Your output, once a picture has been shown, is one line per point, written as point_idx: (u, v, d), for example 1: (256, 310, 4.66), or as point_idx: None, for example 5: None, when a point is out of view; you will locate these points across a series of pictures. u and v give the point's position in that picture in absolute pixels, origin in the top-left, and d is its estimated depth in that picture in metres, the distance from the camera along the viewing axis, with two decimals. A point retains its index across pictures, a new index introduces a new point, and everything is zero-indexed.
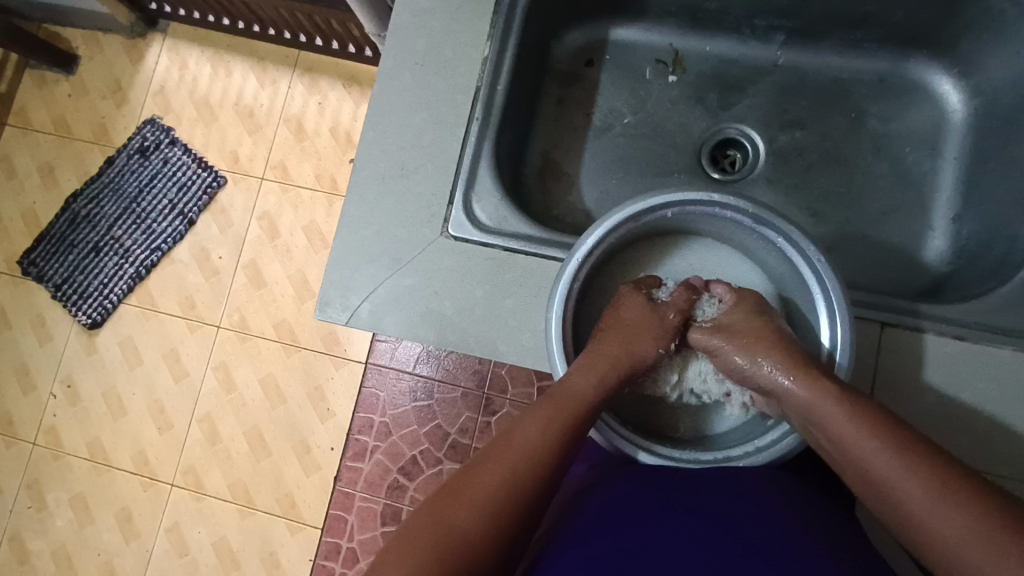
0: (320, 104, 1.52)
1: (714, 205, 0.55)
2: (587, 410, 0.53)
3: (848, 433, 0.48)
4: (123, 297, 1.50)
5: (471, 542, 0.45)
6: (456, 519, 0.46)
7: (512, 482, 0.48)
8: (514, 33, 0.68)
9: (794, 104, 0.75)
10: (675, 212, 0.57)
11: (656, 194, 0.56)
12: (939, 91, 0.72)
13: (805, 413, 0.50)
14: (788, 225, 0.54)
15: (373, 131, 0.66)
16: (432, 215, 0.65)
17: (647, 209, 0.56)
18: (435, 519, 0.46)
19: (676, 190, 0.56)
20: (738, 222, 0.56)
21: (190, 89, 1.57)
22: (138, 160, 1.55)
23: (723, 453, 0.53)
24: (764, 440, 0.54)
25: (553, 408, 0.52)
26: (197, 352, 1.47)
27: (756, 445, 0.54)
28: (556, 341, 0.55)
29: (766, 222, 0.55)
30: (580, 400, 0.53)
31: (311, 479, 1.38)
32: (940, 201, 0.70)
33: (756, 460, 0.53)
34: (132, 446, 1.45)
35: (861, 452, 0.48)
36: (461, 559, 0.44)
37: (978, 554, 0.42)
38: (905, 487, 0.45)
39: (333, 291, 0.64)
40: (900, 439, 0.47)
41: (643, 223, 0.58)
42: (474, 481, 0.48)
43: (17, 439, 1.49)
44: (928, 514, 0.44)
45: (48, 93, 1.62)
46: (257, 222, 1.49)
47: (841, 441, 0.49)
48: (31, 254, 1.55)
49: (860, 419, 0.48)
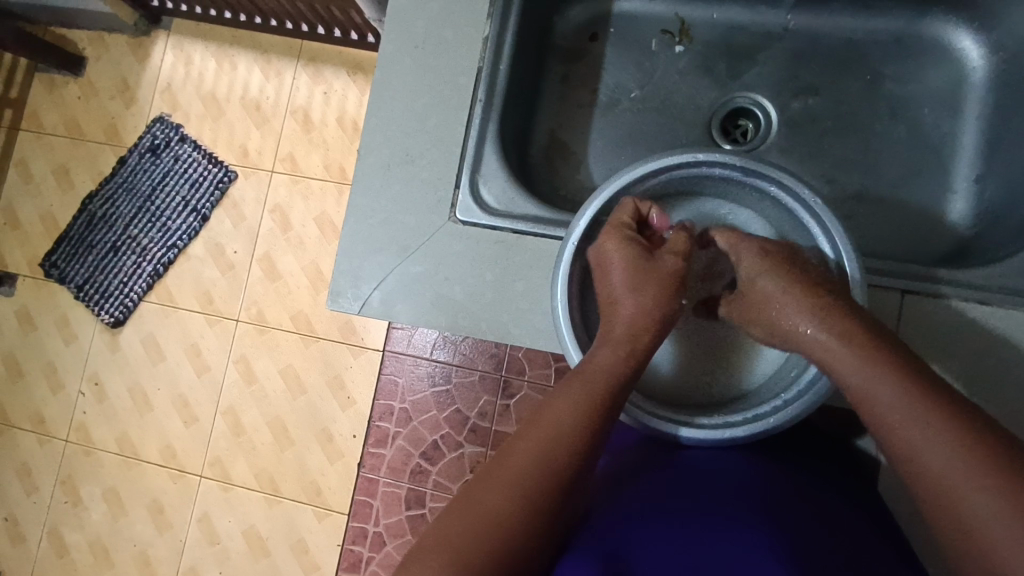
0: (325, 93, 1.53)
1: (700, 165, 0.55)
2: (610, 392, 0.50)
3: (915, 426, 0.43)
4: (142, 295, 1.54)
5: (517, 526, 0.43)
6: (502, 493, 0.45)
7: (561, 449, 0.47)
8: (515, 10, 0.66)
9: (805, 69, 0.73)
10: (663, 179, 0.57)
11: (641, 163, 0.55)
12: (957, 47, 0.69)
13: (862, 400, 0.46)
14: (780, 172, 0.53)
15: (376, 119, 0.66)
16: (439, 200, 0.64)
17: (633, 181, 0.56)
18: (479, 506, 0.44)
19: (659, 157, 0.55)
20: (727, 177, 0.56)
21: (197, 85, 1.59)
22: (149, 159, 1.57)
23: (752, 412, 0.52)
24: (791, 392, 0.52)
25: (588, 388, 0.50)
26: (218, 346, 1.50)
27: (782, 399, 0.52)
28: (562, 317, 0.54)
29: (754, 172, 0.54)
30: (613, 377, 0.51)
31: (335, 467, 1.40)
32: (961, 163, 0.68)
33: (787, 414, 0.51)
34: (159, 440, 1.49)
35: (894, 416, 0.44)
36: (503, 541, 0.43)
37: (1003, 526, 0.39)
38: (934, 448, 0.42)
39: (344, 281, 0.64)
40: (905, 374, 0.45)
41: (633, 196, 0.58)
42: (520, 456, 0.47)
43: (49, 437, 1.53)
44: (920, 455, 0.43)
45: (58, 96, 1.64)
46: (270, 215, 1.51)
47: (907, 440, 0.43)
48: (52, 256, 1.58)
49: (905, 384, 0.45)
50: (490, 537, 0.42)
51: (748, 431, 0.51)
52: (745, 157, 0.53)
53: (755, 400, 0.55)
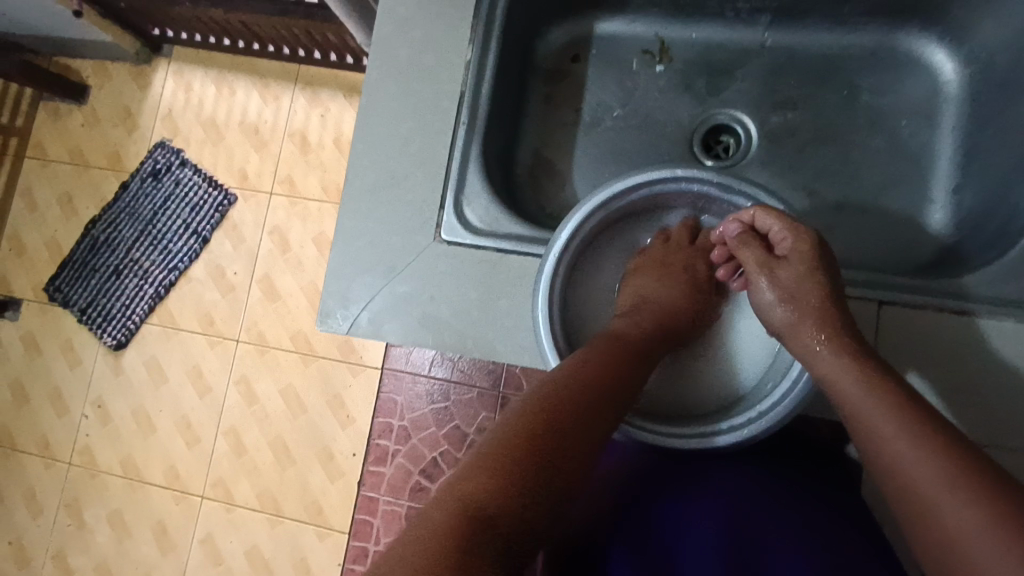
0: (322, 116, 1.56)
1: (678, 180, 0.56)
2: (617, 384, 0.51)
3: (900, 445, 0.45)
4: (144, 317, 1.56)
5: (517, 502, 0.43)
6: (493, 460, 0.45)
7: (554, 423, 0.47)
8: (496, 34, 0.68)
9: (783, 85, 0.74)
10: (643, 193, 0.58)
11: (622, 179, 0.56)
12: (932, 60, 0.70)
13: (855, 418, 0.48)
14: (753, 187, 0.56)
15: (362, 143, 0.67)
16: (424, 221, 0.65)
17: (614, 196, 0.57)
18: (482, 476, 0.44)
19: (639, 172, 0.56)
20: (704, 193, 0.58)
21: (197, 110, 1.62)
22: (151, 184, 1.60)
23: (727, 423, 0.53)
24: (765, 402, 0.52)
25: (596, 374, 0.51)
26: (219, 367, 1.52)
27: (757, 410, 0.52)
28: (543, 329, 0.55)
29: (730, 188, 0.56)
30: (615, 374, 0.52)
31: (336, 486, 1.41)
32: (939, 174, 0.69)
33: (761, 426, 0.52)
34: (163, 461, 1.50)
35: (880, 435, 0.46)
36: (502, 515, 0.42)
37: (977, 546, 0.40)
38: (916, 466, 0.44)
39: (333, 302, 0.66)
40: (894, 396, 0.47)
41: (612, 211, 0.59)
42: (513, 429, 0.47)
43: (54, 461, 1.55)
44: (908, 468, 0.44)
45: (62, 124, 1.68)
46: (269, 237, 1.54)
47: (893, 458, 0.45)
48: (56, 281, 1.61)
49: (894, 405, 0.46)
50: (490, 508, 0.42)
51: (722, 442, 0.52)
52: (722, 173, 0.54)
53: (732, 409, 0.55)
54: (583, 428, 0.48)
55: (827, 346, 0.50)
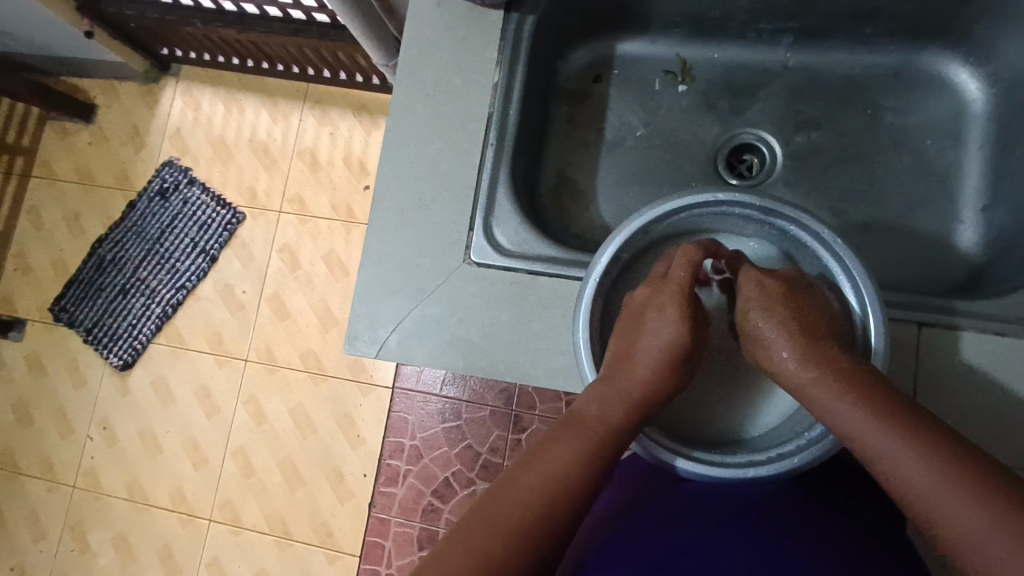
0: (331, 134, 1.56)
1: (720, 204, 0.56)
2: (611, 445, 0.51)
3: (852, 417, 0.46)
4: (151, 337, 1.54)
5: (502, 565, 0.44)
6: (528, 512, 0.46)
7: (563, 493, 0.48)
8: (522, 55, 0.67)
9: (807, 104, 0.74)
10: (684, 216, 0.58)
11: (662, 202, 0.56)
12: (955, 80, 0.70)
13: (808, 402, 0.50)
14: (799, 213, 0.54)
15: (390, 165, 0.67)
16: (453, 243, 0.65)
17: (654, 219, 0.56)
18: (468, 540, 0.45)
19: (680, 195, 0.56)
20: (747, 216, 0.57)
21: (205, 129, 1.62)
22: (159, 202, 1.60)
23: (775, 451, 0.51)
24: (814, 429, 0.51)
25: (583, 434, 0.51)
26: (227, 387, 1.50)
27: (805, 437, 0.51)
28: (584, 355, 0.54)
29: (774, 212, 0.55)
30: (611, 432, 0.51)
31: (346, 507, 1.40)
32: (967, 193, 0.69)
33: (811, 453, 0.50)
34: (169, 483, 1.48)
35: (829, 408, 0.48)
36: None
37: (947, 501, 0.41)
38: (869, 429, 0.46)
39: (360, 325, 0.65)
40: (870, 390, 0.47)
41: (653, 232, 0.58)
42: (528, 490, 0.48)
43: (58, 483, 1.53)
44: (868, 440, 0.46)
45: (70, 143, 1.68)
46: (278, 255, 1.53)
47: (848, 430, 0.47)
48: (62, 301, 1.60)
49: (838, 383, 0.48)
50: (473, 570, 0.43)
51: (772, 469, 0.50)
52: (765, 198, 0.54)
53: (777, 439, 0.53)
54: (581, 492, 0.48)
55: (802, 355, 0.51)
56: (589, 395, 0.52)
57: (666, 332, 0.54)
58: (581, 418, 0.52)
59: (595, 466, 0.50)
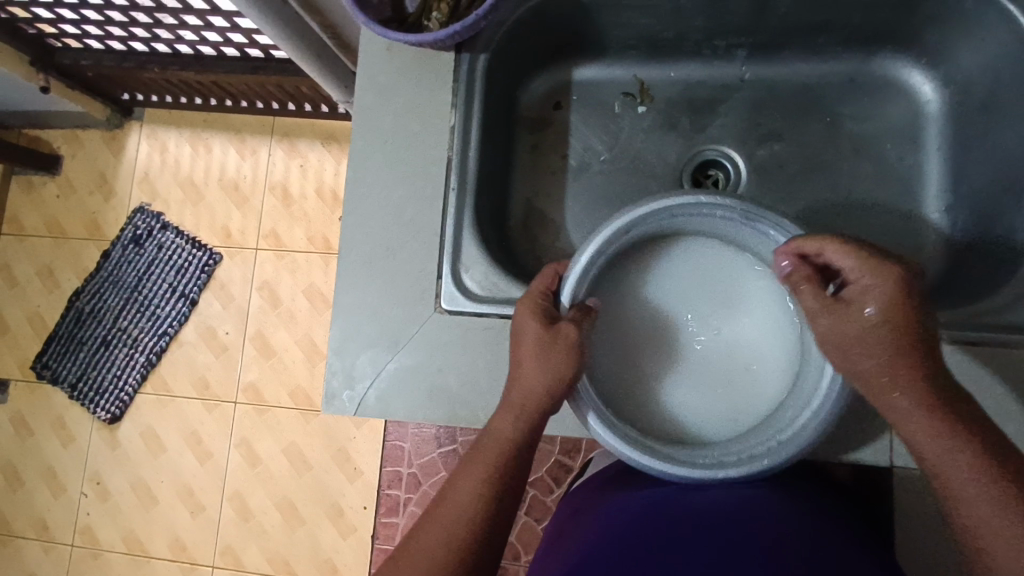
0: (302, 166, 1.55)
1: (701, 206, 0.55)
2: (514, 456, 0.55)
3: (918, 424, 0.48)
4: (137, 387, 1.52)
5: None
6: (456, 536, 0.52)
7: (485, 512, 0.53)
8: (478, 95, 0.67)
9: (767, 116, 0.74)
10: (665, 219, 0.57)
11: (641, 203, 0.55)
12: (910, 82, 0.70)
13: (881, 398, 0.50)
14: (779, 216, 0.53)
15: (354, 216, 0.66)
16: (424, 292, 0.64)
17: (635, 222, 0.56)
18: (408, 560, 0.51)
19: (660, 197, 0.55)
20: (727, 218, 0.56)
21: (174, 171, 1.60)
22: (133, 250, 1.58)
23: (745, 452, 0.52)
24: (784, 432, 0.52)
25: (495, 451, 0.55)
26: (218, 431, 1.49)
27: (778, 439, 0.51)
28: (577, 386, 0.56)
29: (755, 215, 0.54)
30: (514, 444, 0.55)
31: (348, 542, 1.39)
32: (929, 195, 0.69)
33: (781, 455, 0.51)
34: (167, 534, 1.47)
35: (902, 409, 0.49)
36: None
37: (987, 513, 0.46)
38: (929, 441, 0.48)
39: (336, 382, 0.64)
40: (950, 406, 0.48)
41: (632, 234, 0.58)
42: (456, 516, 0.53)
43: (54, 544, 1.51)
44: (931, 448, 0.48)
45: (37, 197, 1.65)
46: (258, 293, 1.52)
47: (915, 435, 0.49)
48: (42, 358, 1.57)
49: (917, 387, 0.49)
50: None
51: (742, 470, 0.51)
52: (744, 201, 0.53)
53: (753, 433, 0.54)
54: (495, 508, 0.53)
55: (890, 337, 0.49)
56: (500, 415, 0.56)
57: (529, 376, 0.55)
58: (496, 436, 0.56)
59: (505, 479, 0.54)
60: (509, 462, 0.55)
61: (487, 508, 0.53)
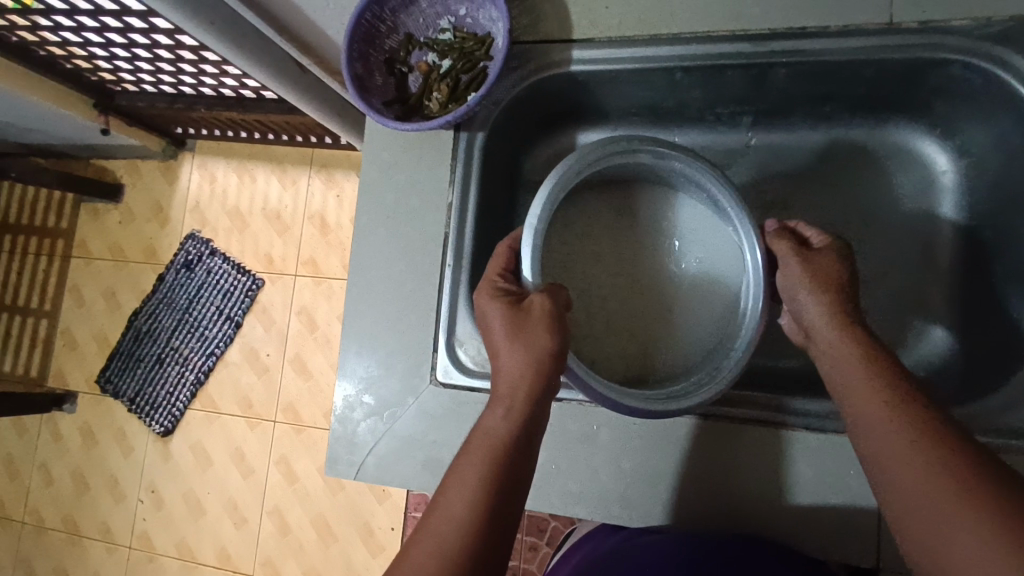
0: (338, 196, 1.61)
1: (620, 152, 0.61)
2: (507, 455, 0.49)
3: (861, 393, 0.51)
4: (187, 403, 1.63)
5: None
6: (445, 553, 0.43)
7: (478, 520, 0.45)
8: (474, 174, 0.69)
9: (772, 183, 0.78)
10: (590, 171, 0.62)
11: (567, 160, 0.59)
12: (924, 152, 0.72)
13: (836, 376, 0.54)
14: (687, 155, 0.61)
15: (357, 288, 0.70)
16: (421, 365, 0.67)
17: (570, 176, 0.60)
18: None
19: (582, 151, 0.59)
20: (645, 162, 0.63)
21: (222, 200, 1.70)
22: (185, 274, 1.68)
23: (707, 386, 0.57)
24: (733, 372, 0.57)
25: (485, 454, 0.49)
26: (260, 448, 1.57)
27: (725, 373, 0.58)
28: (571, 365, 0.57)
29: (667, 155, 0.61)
30: (505, 444, 0.49)
31: (378, 560, 1.45)
32: (942, 266, 0.73)
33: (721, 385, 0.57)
34: (214, 543, 1.57)
35: (851, 386, 0.52)
36: None
37: (920, 500, 0.44)
38: (873, 419, 0.50)
39: (339, 448, 0.68)
40: (890, 383, 0.51)
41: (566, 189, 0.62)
42: (444, 528, 0.45)
43: (116, 545, 1.64)
44: (876, 426, 0.49)
45: (102, 223, 1.79)
46: (297, 318, 1.59)
47: (858, 411, 0.51)
48: (106, 373, 1.71)
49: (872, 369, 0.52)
50: None
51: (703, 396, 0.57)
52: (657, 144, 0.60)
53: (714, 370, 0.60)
54: (488, 514, 0.46)
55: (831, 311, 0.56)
56: (491, 414, 0.51)
57: (508, 359, 0.52)
58: (489, 437, 0.50)
59: (497, 483, 0.47)
60: (503, 463, 0.48)
61: (479, 517, 0.45)
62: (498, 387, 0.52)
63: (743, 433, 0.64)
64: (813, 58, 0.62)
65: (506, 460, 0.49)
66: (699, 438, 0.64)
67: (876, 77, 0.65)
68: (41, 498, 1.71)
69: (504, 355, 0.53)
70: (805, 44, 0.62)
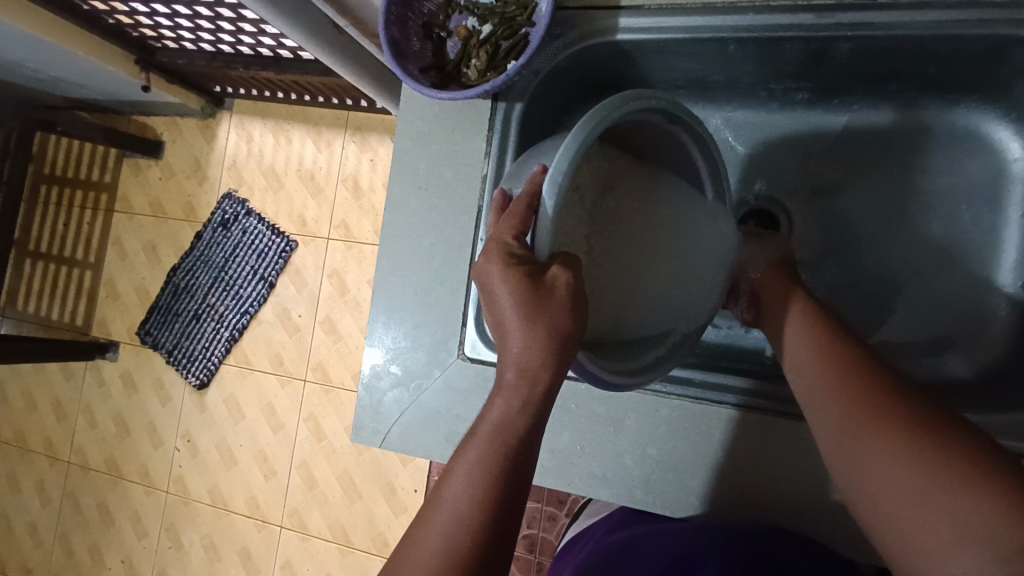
0: (372, 160, 1.60)
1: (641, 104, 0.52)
2: (516, 449, 0.46)
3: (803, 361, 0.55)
4: (222, 358, 1.68)
5: None
6: (449, 552, 0.42)
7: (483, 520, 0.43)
8: (511, 146, 0.67)
9: (823, 167, 0.76)
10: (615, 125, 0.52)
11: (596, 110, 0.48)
12: (995, 138, 0.69)
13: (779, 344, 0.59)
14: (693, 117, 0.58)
15: (388, 258, 0.69)
16: (448, 338, 0.67)
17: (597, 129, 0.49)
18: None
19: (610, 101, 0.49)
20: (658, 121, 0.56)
21: (258, 160, 1.71)
22: (221, 232, 1.70)
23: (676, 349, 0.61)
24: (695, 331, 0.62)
25: (493, 450, 0.46)
26: (290, 404, 1.62)
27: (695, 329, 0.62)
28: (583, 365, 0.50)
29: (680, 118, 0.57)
30: (516, 440, 0.46)
31: (399, 520, 1.49)
32: (1005, 263, 0.69)
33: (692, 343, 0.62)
34: (245, 492, 1.63)
35: (795, 358, 0.56)
36: None
37: (867, 465, 0.45)
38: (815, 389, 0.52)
39: (365, 416, 0.69)
40: (836, 349, 0.53)
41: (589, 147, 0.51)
42: (447, 526, 0.43)
43: (153, 488, 1.72)
44: (821, 395, 0.51)
45: (143, 178, 1.82)
46: (328, 280, 1.61)
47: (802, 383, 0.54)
48: (146, 325, 1.76)
49: (818, 342, 0.54)
50: None
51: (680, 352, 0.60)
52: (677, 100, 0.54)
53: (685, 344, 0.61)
54: (493, 513, 0.44)
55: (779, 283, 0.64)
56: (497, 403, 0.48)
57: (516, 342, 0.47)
58: (502, 433, 0.46)
59: (503, 480, 0.45)
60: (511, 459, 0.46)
61: (483, 516, 0.44)
62: (506, 374, 0.48)
63: (776, 425, 0.62)
64: (882, 32, 0.58)
65: (516, 457, 0.46)
66: (729, 427, 0.63)
67: (951, 56, 0.61)
68: (86, 440, 1.80)
69: (512, 340, 0.48)
70: (871, 17, 0.58)
